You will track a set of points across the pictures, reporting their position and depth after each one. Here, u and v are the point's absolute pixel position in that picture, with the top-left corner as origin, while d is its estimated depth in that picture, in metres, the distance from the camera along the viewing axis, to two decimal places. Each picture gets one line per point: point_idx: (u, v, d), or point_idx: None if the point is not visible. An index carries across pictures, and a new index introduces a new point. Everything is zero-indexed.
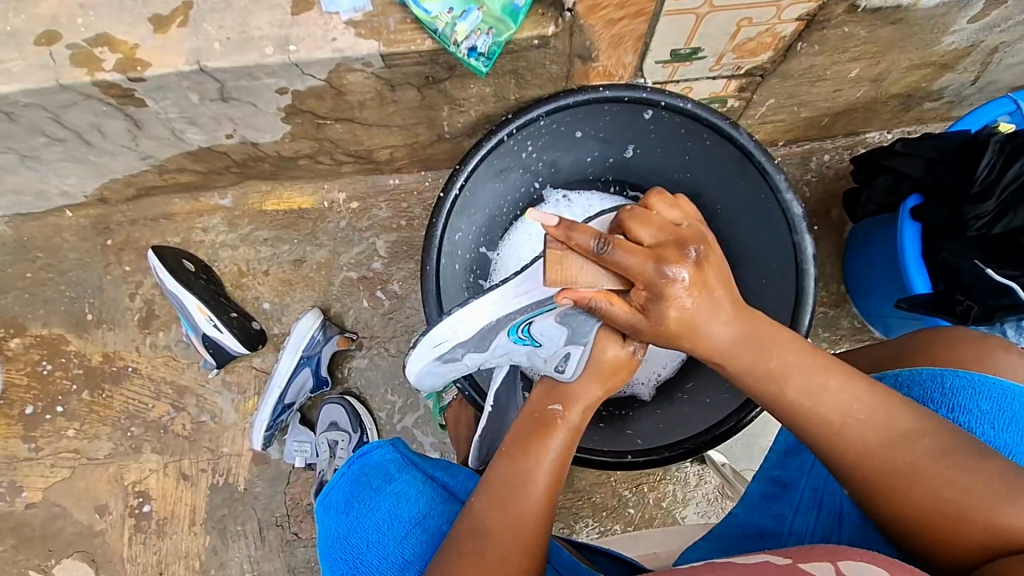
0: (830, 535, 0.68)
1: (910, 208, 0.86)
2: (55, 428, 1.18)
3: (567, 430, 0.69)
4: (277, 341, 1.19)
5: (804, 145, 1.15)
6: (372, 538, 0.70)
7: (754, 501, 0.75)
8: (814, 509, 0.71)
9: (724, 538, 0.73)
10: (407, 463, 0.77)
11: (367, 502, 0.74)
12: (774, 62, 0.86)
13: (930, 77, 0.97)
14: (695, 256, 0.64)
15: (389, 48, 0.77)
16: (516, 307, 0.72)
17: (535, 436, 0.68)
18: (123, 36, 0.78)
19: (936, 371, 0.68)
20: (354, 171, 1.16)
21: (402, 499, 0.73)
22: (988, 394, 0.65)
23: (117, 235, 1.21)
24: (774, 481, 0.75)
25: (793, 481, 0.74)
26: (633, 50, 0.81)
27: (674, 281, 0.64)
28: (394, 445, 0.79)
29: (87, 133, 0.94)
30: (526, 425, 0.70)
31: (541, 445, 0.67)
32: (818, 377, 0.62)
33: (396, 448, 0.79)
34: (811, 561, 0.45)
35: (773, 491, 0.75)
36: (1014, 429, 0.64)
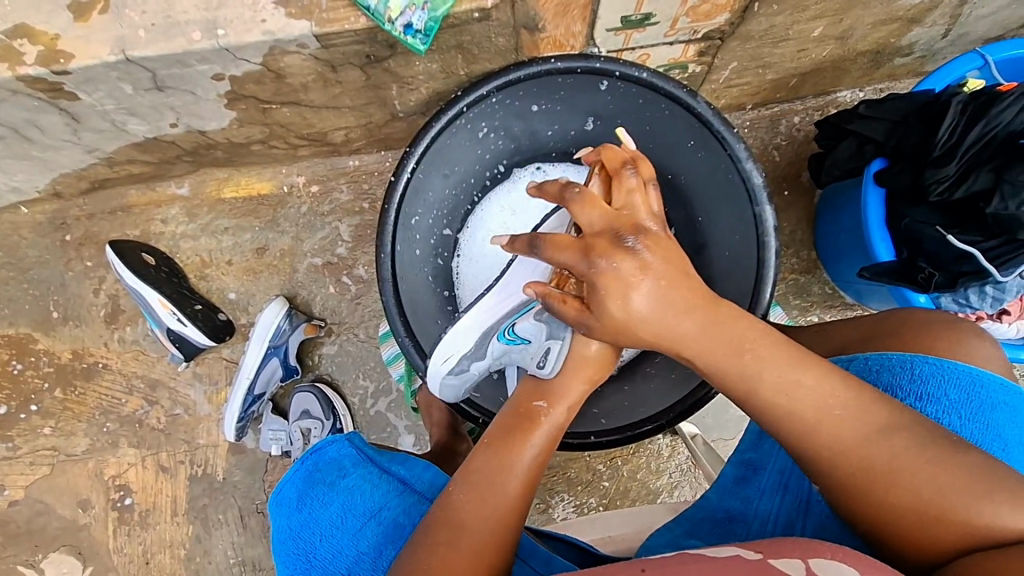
0: (791, 518, 0.69)
1: (873, 173, 0.84)
2: (30, 426, 1.19)
3: (550, 426, 0.67)
4: (245, 331, 1.18)
5: (774, 107, 1.12)
6: (326, 531, 0.71)
7: (725, 485, 0.75)
8: (779, 491, 0.71)
9: (694, 523, 0.74)
10: (363, 458, 0.77)
11: (320, 498, 0.74)
12: (732, 24, 0.82)
13: (898, 32, 0.93)
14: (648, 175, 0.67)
15: (321, 27, 0.72)
16: (495, 315, 0.77)
17: (517, 436, 0.65)
18: (42, 25, 0.74)
19: (905, 356, 0.66)
20: (312, 154, 1.13)
21: (357, 495, 0.73)
22: (945, 374, 0.64)
23: (75, 230, 1.18)
24: (745, 464, 0.75)
25: (763, 465, 0.73)
26: (580, 18, 0.78)
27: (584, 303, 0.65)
28: (349, 438, 0.78)
29: (23, 128, 0.91)
30: (509, 419, 0.67)
31: (521, 446, 0.65)
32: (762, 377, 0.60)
33: (352, 443, 0.78)
34: (779, 559, 0.44)
35: (743, 474, 0.74)
36: (960, 408, 0.64)
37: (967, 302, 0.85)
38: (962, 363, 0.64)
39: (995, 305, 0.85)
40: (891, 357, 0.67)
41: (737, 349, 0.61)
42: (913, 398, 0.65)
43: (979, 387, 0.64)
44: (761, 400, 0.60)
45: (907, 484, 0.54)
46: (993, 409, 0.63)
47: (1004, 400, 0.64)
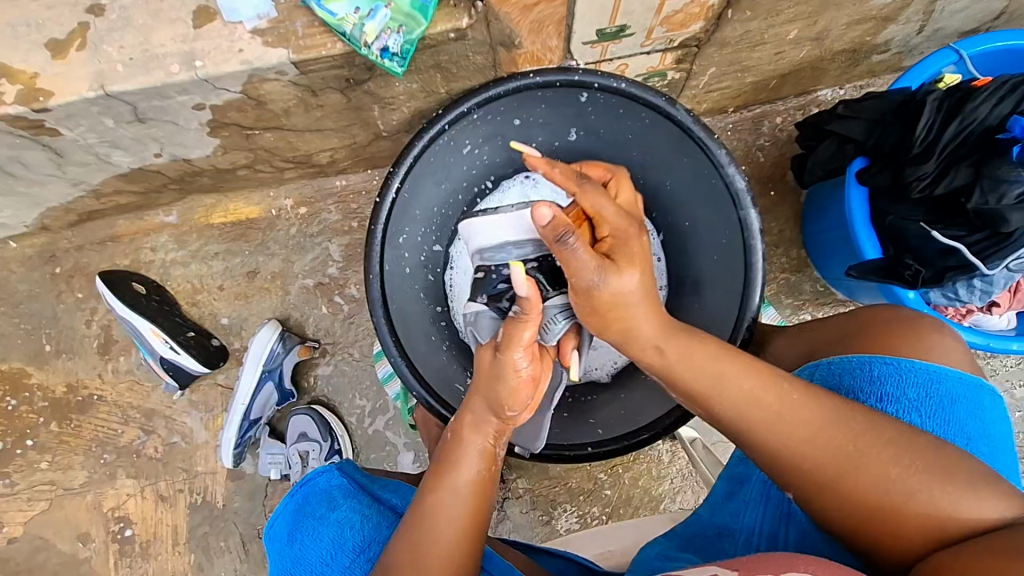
0: (773, 526, 0.69)
1: (855, 171, 0.84)
2: (27, 461, 1.18)
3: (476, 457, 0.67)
4: (239, 356, 1.17)
5: (755, 109, 1.13)
6: (315, 568, 0.71)
7: (716, 500, 0.75)
8: (762, 501, 0.71)
9: (686, 537, 0.74)
10: (353, 488, 0.76)
11: (310, 532, 0.73)
12: (707, 31, 0.83)
13: (874, 31, 0.94)
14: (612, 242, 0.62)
15: (299, 54, 0.73)
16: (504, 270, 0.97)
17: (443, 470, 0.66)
18: (21, 65, 0.74)
19: (864, 359, 0.67)
20: (298, 176, 1.13)
21: (346, 528, 0.72)
22: (904, 374, 0.66)
23: (65, 262, 1.19)
24: (731, 477, 0.75)
25: (747, 475, 0.74)
26: (557, 33, 0.78)
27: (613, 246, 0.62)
28: (338, 468, 0.77)
29: (8, 166, 0.91)
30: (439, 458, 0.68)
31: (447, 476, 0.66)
32: (729, 377, 0.62)
33: (341, 472, 0.77)
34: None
35: (730, 487, 0.75)
36: (912, 408, 0.66)
37: (956, 297, 0.85)
38: (919, 361, 0.66)
39: (984, 298, 0.83)
40: (851, 360, 0.68)
41: (703, 369, 0.63)
42: (873, 400, 0.66)
43: (937, 383, 0.65)
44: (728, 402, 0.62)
45: (878, 487, 0.56)
46: (945, 404, 0.65)
47: (963, 395, 0.66)
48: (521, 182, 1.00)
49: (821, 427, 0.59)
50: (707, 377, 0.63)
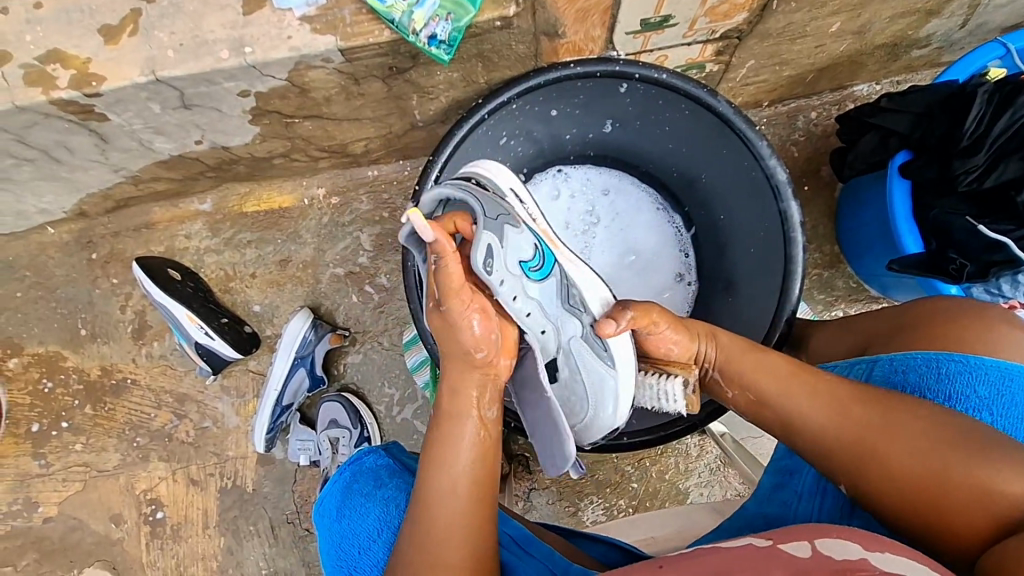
0: (833, 518, 0.69)
1: (898, 165, 0.84)
2: (63, 443, 1.21)
3: (476, 420, 0.70)
4: (270, 343, 1.19)
5: (790, 103, 1.12)
6: (363, 545, 0.72)
7: (764, 493, 0.75)
8: (819, 495, 0.71)
9: (737, 528, 0.73)
10: (398, 468, 0.77)
11: (357, 509, 0.74)
12: (750, 22, 0.82)
13: (916, 25, 0.93)
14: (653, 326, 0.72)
15: (347, 42, 0.73)
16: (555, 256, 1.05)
17: (444, 439, 0.68)
18: (74, 50, 0.75)
19: (930, 356, 0.67)
20: (332, 166, 1.14)
21: (391, 507, 0.72)
22: (971, 370, 0.65)
23: (101, 248, 1.21)
24: (781, 469, 0.75)
25: (798, 469, 0.74)
26: (601, 23, 0.78)
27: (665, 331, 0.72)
28: (383, 451, 0.79)
29: (54, 151, 0.92)
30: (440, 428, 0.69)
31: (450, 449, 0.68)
32: (762, 378, 0.70)
33: (387, 452, 0.79)
34: (790, 543, 0.43)
35: (779, 479, 0.75)
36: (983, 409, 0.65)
37: (999, 292, 0.84)
38: (989, 358, 0.65)
39: None
40: (915, 357, 0.68)
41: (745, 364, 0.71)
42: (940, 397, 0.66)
43: (1007, 382, 0.64)
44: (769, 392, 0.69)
45: (908, 466, 0.59)
46: (1018, 401, 0.64)
47: None
48: (553, 175, 1.05)
49: (845, 412, 0.64)
50: (746, 374, 0.70)
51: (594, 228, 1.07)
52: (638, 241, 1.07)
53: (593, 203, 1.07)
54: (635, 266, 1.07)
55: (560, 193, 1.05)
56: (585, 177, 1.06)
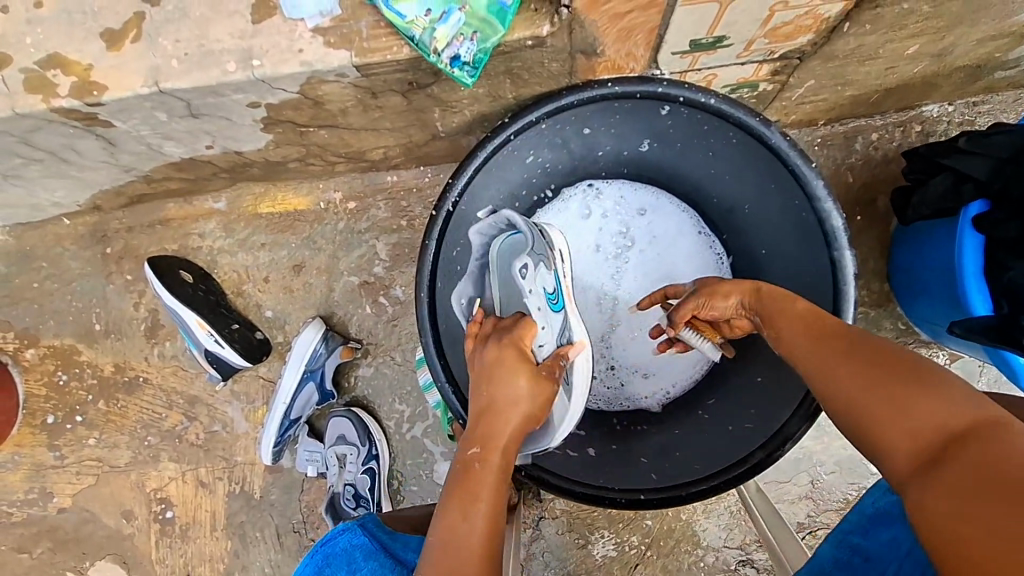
0: None
1: (970, 216, 0.75)
2: (77, 436, 1.21)
3: (491, 467, 0.63)
4: (281, 350, 1.16)
5: (849, 123, 1.02)
6: None
7: (823, 564, 0.69)
8: None
9: None
10: (373, 547, 0.74)
11: None
12: (815, 44, 0.73)
13: (1007, 47, 0.81)
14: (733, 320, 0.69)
15: (362, 58, 0.67)
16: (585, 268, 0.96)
17: (462, 490, 0.60)
18: (75, 56, 0.71)
19: None
20: (349, 170, 1.09)
21: None
22: None
23: (115, 243, 1.19)
24: (853, 550, 0.69)
25: (878, 556, 0.66)
26: (645, 42, 0.70)
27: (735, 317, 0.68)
28: (357, 528, 0.76)
29: (62, 152, 0.89)
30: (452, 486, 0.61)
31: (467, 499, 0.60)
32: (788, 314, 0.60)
33: (364, 530, 0.76)
34: None
35: (850, 559, 0.68)
36: None
37: None
38: None
39: None
40: None
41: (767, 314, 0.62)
42: None
43: None
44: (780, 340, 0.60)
45: (907, 420, 0.46)
46: None
47: None
48: (584, 191, 0.95)
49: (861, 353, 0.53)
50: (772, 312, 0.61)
51: (627, 251, 0.96)
52: (678, 269, 0.95)
53: (625, 224, 0.96)
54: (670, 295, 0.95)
55: (591, 212, 0.95)
56: (620, 194, 0.96)
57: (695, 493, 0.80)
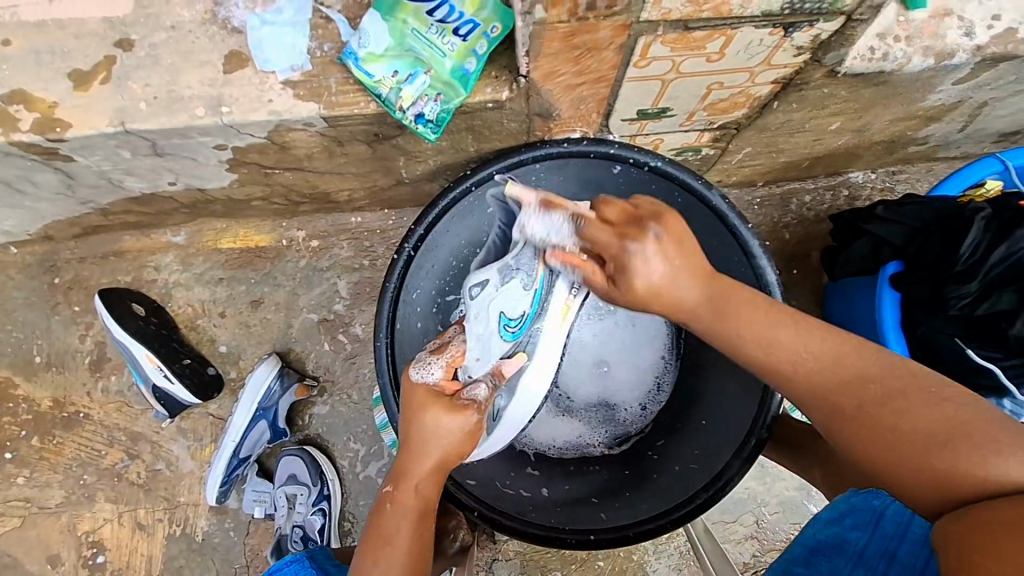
0: None
1: (888, 275, 0.82)
2: (4, 475, 1.14)
3: (405, 509, 0.66)
4: (234, 387, 1.14)
5: (784, 185, 1.11)
6: None
7: None
8: None
9: None
10: None
11: None
12: (750, 117, 0.80)
13: (915, 127, 0.92)
14: (614, 265, 0.61)
15: (330, 110, 0.70)
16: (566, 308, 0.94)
17: (374, 536, 0.65)
18: (40, 93, 0.71)
19: None
20: (314, 210, 1.11)
21: None
22: None
23: (65, 273, 1.16)
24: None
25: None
26: (597, 110, 0.75)
27: (615, 273, 0.61)
28: (308, 560, 0.74)
29: (16, 183, 0.87)
30: (370, 531, 0.66)
31: (377, 550, 0.65)
32: (744, 339, 0.60)
33: (313, 564, 0.74)
34: None
35: None
36: None
37: None
38: None
39: None
40: None
41: (737, 313, 0.60)
42: None
43: None
44: (754, 358, 0.60)
45: (912, 424, 0.53)
46: None
47: None
48: None
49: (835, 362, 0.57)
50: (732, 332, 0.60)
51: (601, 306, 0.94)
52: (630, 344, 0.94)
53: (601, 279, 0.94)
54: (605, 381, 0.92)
55: None
56: None
57: (654, 530, 0.82)
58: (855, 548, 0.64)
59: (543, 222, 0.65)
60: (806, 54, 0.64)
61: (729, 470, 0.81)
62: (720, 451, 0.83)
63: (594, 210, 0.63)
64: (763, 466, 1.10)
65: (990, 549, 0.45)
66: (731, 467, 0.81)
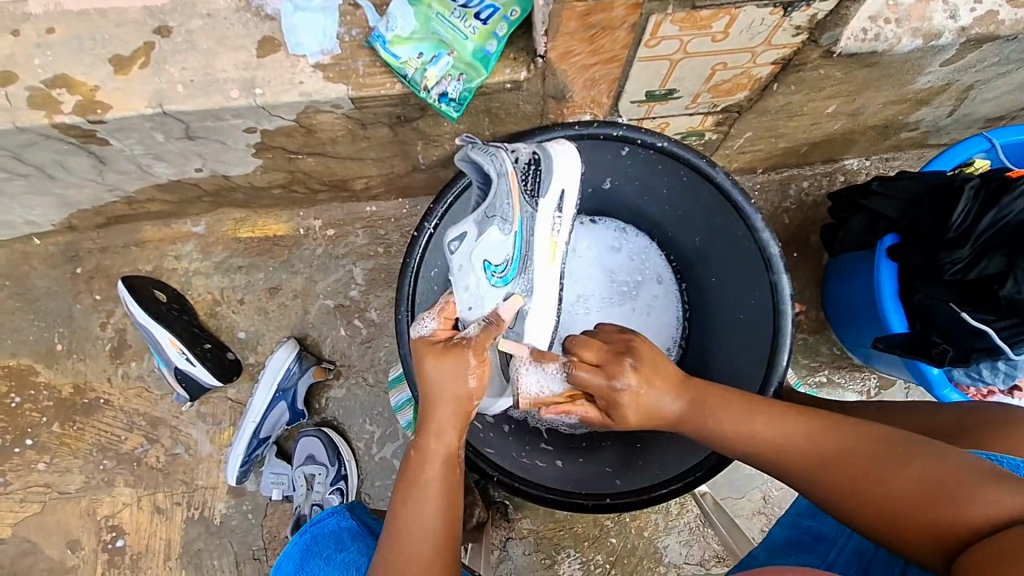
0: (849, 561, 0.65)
1: (885, 247, 0.87)
2: (25, 461, 1.16)
3: (438, 458, 0.65)
4: (252, 371, 1.17)
5: (783, 172, 1.15)
6: None
7: (778, 547, 0.73)
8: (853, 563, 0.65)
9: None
10: (362, 531, 0.75)
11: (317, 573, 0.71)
12: (751, 100, 0.85)
13: (906, 111, 0.97)
14: (605, 403, 0.64)
15: (358, 91, 0.74)
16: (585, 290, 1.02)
17: (408, 489, 0.64)
18: (82, 77, 0.75)
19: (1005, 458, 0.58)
20: (330, 199, 1.15)
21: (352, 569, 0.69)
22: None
23: (87, 263, 1.19)
24: (804, 530, 0.72)
25: (825, 533, 0.70)
26: (609, 91, 0.80)
27: (608, 408, 0.64)
28: (348, 513, 0.77)
29: (49, 168, 0.91)
30: (402, 483, 0.65)
31: (413, 499, 0.63)
32: (756, 432, 0.63)
33: (351, 515, 0.77)
34: None
35: (801, 540, 0.72)
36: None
37: (979, 376, 0.86)
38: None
39: (1008, 381, 0.85)
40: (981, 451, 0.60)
41: (716, 412, 0.65)
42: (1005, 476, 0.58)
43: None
44: (748, 455, 0.64)
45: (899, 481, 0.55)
46: None
47: None
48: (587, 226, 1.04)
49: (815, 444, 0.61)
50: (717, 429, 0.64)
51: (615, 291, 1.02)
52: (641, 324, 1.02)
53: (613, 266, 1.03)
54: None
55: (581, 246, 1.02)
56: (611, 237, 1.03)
57: (667, 495, 0.85)
58: None
59: (540, 374, 0.67)
60: (804, 34, 0.69)
61: None
62: None
63: (574, 353, 0.66)
64: None
65: (1000, 556, 0.45)
66: None
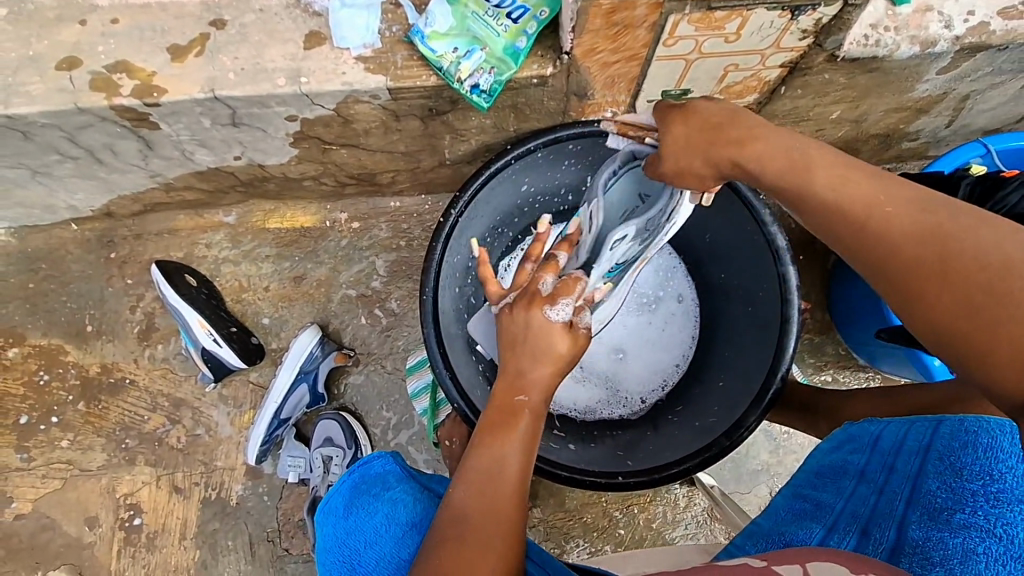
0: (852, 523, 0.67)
1: None
2: (49, 438, 1.19)
3: (529, 412, 0.68)
4: (274, 357, 1.21)
5: None
6: (369, 539, 0.71)
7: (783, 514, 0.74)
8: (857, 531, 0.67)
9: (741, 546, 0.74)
10: (405, 475, 0.80)
11: (364, 507, 0.75)
12: (760, 102, 0.91)
13: (907, 120, 1.02)
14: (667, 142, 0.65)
15: (396, 82, 0.81)
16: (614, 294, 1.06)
17: (496, 430, 0.67)
18: (141, 63, 0.82)
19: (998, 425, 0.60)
20: (357, 193, 1.20)
21: (400, 505, 0.73)
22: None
23: (121, 248, 1.24)
24: (803, 498, 0.74)
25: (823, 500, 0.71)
26: (627, 90, 0.86)
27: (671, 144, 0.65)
28: (392, 458, 0.82)
29: (99, 152, 0.97)
30: (495, 415, 0.68)
31: (502, 438, 0.66)
32: (815, 187, 0.56)
33: (395, 460, 0.82)
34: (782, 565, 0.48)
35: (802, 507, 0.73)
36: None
37: None
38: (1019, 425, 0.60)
39: None
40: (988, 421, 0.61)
41: (809, 166, 0.57)
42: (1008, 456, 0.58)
43: None
44: (821, 204, 0.56)
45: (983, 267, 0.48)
46: None
47: None
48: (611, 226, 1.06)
49: (911, 211, 0.52)
50: (796, 181, 0.57)
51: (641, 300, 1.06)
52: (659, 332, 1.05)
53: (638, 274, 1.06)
54: (622, 365, 1.04)
55: None
56: None
57: (676, 475, 0.86)
58: (856, 466, 0.72)
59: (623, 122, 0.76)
60: (810, 37, 0.74)
61: (745, 418, 0.86)
62: (736, 403, 0.89)
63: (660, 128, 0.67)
64: (775, 438, 1.15)
65: None
66: (747, 416, 0.86)
